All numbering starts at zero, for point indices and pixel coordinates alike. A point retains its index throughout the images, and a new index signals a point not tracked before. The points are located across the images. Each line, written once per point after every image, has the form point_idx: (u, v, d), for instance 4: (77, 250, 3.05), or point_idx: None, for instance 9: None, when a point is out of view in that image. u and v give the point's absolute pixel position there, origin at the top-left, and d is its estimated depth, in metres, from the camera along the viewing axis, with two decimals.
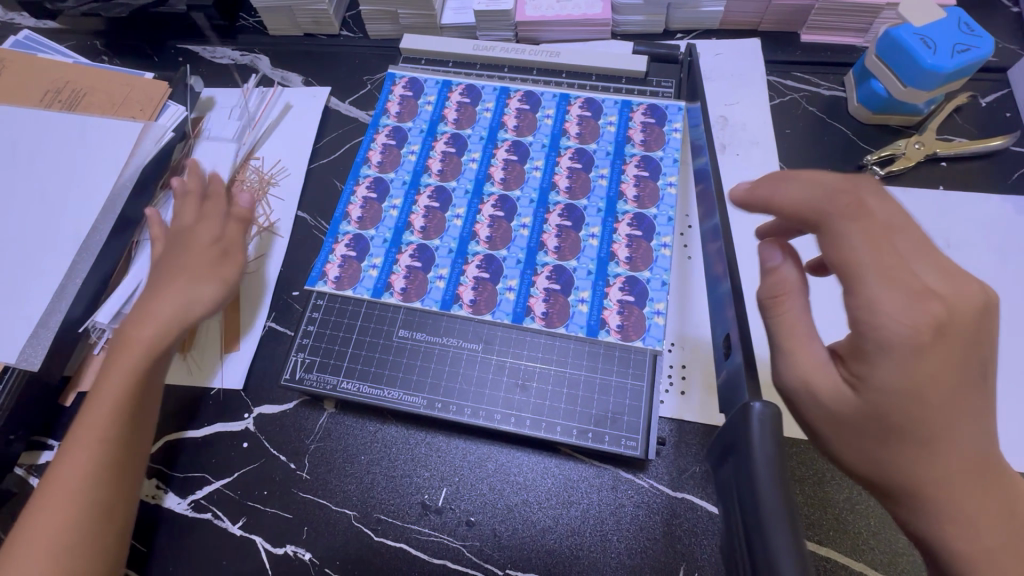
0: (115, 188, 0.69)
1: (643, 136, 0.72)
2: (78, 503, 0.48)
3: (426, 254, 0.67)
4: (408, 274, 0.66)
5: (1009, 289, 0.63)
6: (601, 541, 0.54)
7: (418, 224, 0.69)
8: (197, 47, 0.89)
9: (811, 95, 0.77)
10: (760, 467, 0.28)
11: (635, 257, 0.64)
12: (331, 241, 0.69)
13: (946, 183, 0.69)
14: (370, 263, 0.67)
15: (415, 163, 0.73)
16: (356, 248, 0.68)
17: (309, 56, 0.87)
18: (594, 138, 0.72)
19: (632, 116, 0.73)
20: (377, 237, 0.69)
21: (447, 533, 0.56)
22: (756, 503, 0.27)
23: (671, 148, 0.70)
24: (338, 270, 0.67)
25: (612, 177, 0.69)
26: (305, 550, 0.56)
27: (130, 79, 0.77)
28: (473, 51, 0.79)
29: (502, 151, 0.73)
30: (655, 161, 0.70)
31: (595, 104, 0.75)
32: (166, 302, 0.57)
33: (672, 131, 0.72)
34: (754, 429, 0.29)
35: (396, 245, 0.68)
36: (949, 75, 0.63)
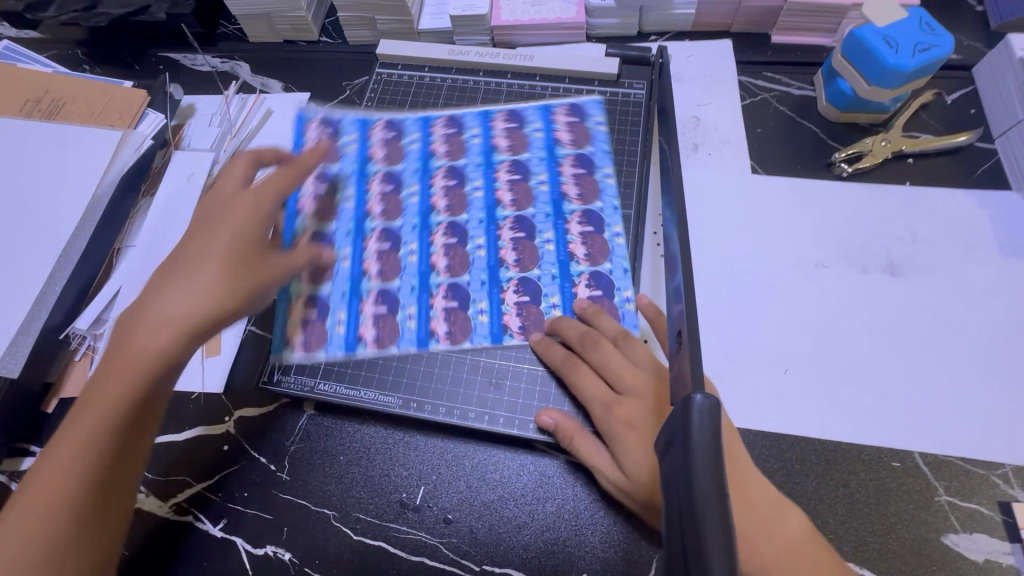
0: (94, 196, 0.70)
1: (570, 134, 0.74)
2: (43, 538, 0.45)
3: (393, 304, 0.66)
4: (378, 324, 0.65)
5: (975, 281, 0.64)
6: (575, 535, 0.55)
7: (374, 269, 0.68)
8: (178, 55, 0.90)
9: (782, 95, 0.78)
10: (698, 462, 0.29)
11: (592, 253, 0.66)
12: (286, 308, 0.66)
13: (913, 178, 0.71)
14: (332, 320, 0.65)
15: (355, 206, 0.72)
16: (317, 309, 0.66)
17: (288, 62, 0.88)
18: (524, 148, 0.74)
19: (554, 118, 0.75)
20: (334, 292, 0.67)
21: (425, 530, 0.57)
22: (691, 494, 0.28)
23: (600, 141, 0.73)
24: (306, 334, 0.65)
25: (554, 181, 0.71)
26: (285, 550, 0.57)
27: (110, 87, 0.78)
28: (449, 56, 0.81)
29: (442, 179, 0.73)
30: (591, 155, 0.73)
31: (516, 114, 0.76)
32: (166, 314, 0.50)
33: (596, 125, 0.75)
34: (694, 423, 0.30)
35: (356, 299, 0.66)
36: (911, 74, 0.65)
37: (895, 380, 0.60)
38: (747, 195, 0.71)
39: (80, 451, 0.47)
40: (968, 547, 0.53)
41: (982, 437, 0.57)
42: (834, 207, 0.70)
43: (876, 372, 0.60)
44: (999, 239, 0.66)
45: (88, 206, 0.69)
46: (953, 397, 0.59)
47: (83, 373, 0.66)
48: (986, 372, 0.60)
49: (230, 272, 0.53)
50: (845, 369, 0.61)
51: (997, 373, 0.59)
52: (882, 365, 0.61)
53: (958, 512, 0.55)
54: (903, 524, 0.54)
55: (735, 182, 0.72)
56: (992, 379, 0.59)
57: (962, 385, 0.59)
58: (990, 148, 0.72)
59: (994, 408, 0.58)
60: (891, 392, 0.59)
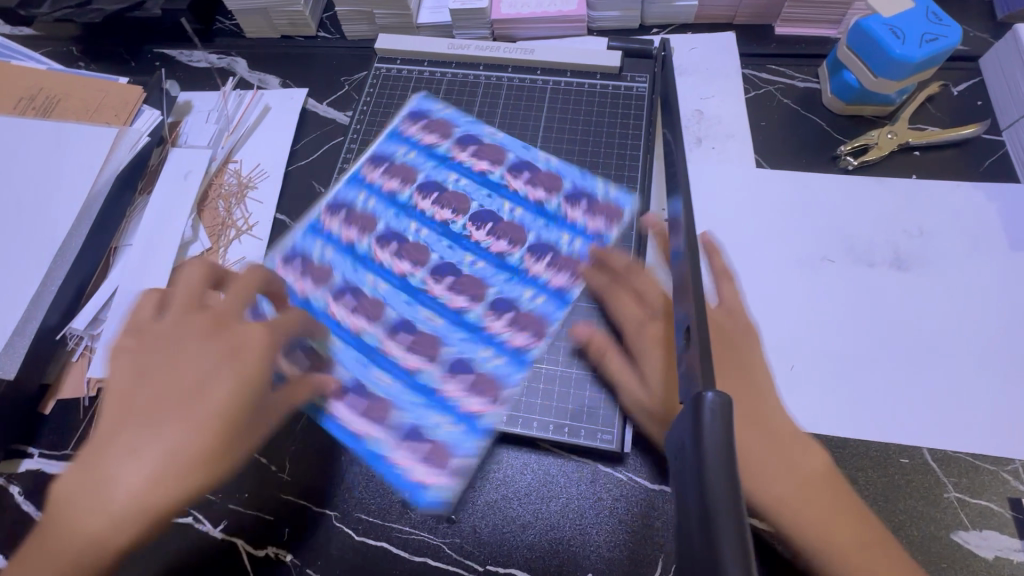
0: (90, 194, 0.69)
1: (433, 134, 0.75)
2: None
3: (468, 366, 0.60)
4: (477, 390, 0.59)
5: (983, 274, 0.63)
6: (580, 534, 0.55)
7: (415, 356, 0.60)
8: (174, 51, 0.89)
9: (786, 87, 0.77)
10: (710, 465, 0.28)
11: (551, 187, 0.69)
12: (365, 450, 0.57)
13: (920, 171, 0.70)
14: (436, 428, 0.57)
15: (336, 338, 0.62)
16: (393, 430, 0.57)
17: (286, 58, 0.87)
18: (412, 172, 0.72)
19: (405, 132, 0.75)
20: (404, 406, 0.58)
21: (428, 531, 0.56)
22: (704, 500, 0.27)
23: (459, 119, 0.76)
24: (415, 454, 0.56)
25: (462, 171, 0.71)
26: (286, 551, 0.56)
27: (105, 84, 0.77)
28: (449, 50, 0.80)
29: (375, 246, 0.67)
30: (465, 135, 0.74)
31: (374, 157, 0.74)
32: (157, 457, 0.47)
33: (444, 113, 0.77)
34: (705, 424, 0.29)
35: (434, 392, 0.58)
36: (918, 65, 0.64)
37: (903, 376, 0.59)
38: (752, 190, 0.70)
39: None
40: (978, 544, 0.52)
41: (991, 432, 0.56)
42: (840, 201, 0.69)
43: (884, 368, 0.60)
44: (1007, 232, 0.65)
45: (83, 205, 0.68)
46: (962, 393, 0.58)
47: (81, 373, 0.66)
48: (995, 367, 0.59)
49: (208, 430, 0.49)
50: (852, 365, 0.60)
51: (1007, 367, 0.59)
52: (890, 360, 0.60)
53: (967, 508, 0.54)
54: (912, 522, 0.54)
55: (739, 175, 0.71)
56: (1001, 374, 0.58)
57: (972, 380, 0.58)
58: (997, 140, 0.71)
59: (1004, 404, 0.57)
60: (899, 388, 0.59)
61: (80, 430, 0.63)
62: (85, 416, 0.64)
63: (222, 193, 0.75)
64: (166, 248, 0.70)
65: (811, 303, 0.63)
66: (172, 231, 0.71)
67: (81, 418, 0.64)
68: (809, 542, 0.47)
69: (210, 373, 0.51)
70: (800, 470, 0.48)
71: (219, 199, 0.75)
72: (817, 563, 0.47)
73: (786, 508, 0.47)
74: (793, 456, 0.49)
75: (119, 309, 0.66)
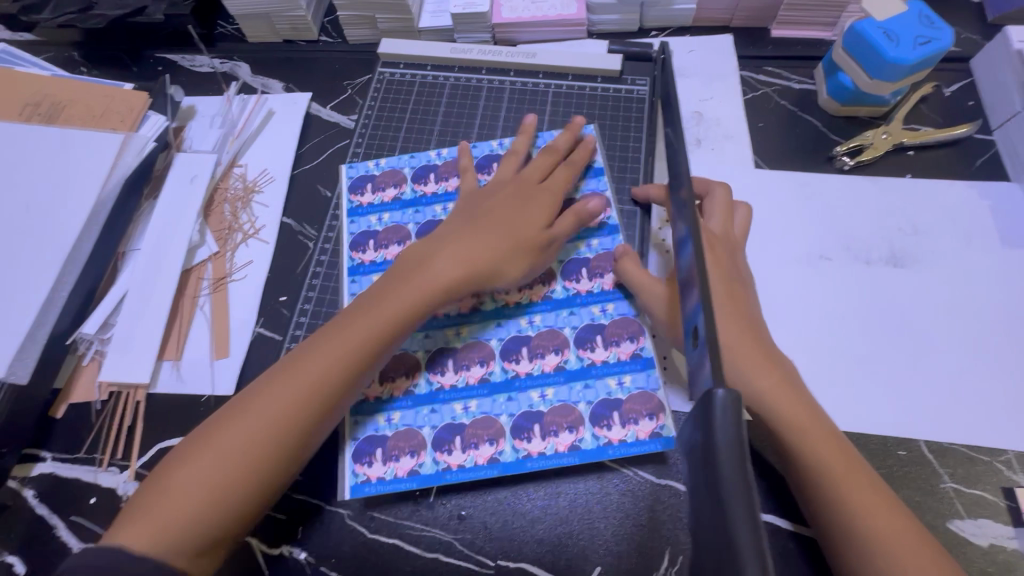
0: (99, 199, 0.69)
1: (386, 187, 0.73)
2: (256, 460, 0.50)
3: (597, 328, 0.63)
4: (615, 341, 0.62)
5: (974, 270, 0.65)
6: (588, 528, 0.56)
7: (549, 357, 0.62)
8: (176, 56, 0.89)
9: (783, 89, 0.79)
10: (725, 460, 0.29)
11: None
12: (543, 463, 0.58)
13: (914, 170, 0.72)
14: (620, 387, 0.60)
15: (455, 403, 0.61)
16: (556, 429, 0.59)
17: (289, 62, 0.88)
18: (397, 226, 0.71)
19: (363, 203, 0.73)
20: (551, 395, 0.61)
21: (439, 527, 0.57)
22: (721, 494, 0.28)
23: (400, 158, 0.75)
24: (614, 425, 0.59)
25: (444, 199, 0.72)
26: (300, 550, 0.57)
27: (110, 89, 0.77)
28: (451, 54, 0.81)
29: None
30: (416, 170, 0.74)
31: (356, 240, 0.71)
32: (454, 266, 0.59)
33: (381, 165, 0.75)
34: (718, 421, 0.30)
35: (589, 369, 0.61)
36: (912, 67, 0.65)
37: (899, 370, 0.61)
38: (750, 190, 0.72)
39: (328, 370, 0.54)
40: (973, 532, 0.54)
41: (984, 424, 0.58)
42: (836, 200, 0.70)
43: (880, 363, 0.61)
44: (999, 229, 0.67)
45: (91, 210, 0.69)
46: (957, 385, 0.60)
47: (92, 377, 0.67)
48: (989, 360, 0.61)
49: (505, 240, 0.61)
50: (849, 360, 0.62)
51: (999, 360, 0.60)
52: (886, 355, 0.62)
53: (962, 498, 0.56)
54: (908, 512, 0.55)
55: (738, 176, 0.73)
56: (994, 367, 0.60)
57: (966, 372, 0.60)
58: (989, 139, 0.73)
59: (997, 396, 0.59)
60: (895, 381, 0.60)
61: (92, 433, 0.64)
62: (97, 419, 0.65)
63: (229, 197, 0.76)
64: (174, 252, 0.70)
65: (811, 299, 0.65)
66: (179, 234, 0.72)
67: (93, 422, 0.65)
68: (789, 431, 0.49)
69: (506, 214, 0.63)
70: (782, 370, 0.51)
71: (225, 203, 0.76)
72: (797, 452, 0.49)
73: (774, 401, 0.50)
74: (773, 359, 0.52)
75: (129, 313, 0.67)
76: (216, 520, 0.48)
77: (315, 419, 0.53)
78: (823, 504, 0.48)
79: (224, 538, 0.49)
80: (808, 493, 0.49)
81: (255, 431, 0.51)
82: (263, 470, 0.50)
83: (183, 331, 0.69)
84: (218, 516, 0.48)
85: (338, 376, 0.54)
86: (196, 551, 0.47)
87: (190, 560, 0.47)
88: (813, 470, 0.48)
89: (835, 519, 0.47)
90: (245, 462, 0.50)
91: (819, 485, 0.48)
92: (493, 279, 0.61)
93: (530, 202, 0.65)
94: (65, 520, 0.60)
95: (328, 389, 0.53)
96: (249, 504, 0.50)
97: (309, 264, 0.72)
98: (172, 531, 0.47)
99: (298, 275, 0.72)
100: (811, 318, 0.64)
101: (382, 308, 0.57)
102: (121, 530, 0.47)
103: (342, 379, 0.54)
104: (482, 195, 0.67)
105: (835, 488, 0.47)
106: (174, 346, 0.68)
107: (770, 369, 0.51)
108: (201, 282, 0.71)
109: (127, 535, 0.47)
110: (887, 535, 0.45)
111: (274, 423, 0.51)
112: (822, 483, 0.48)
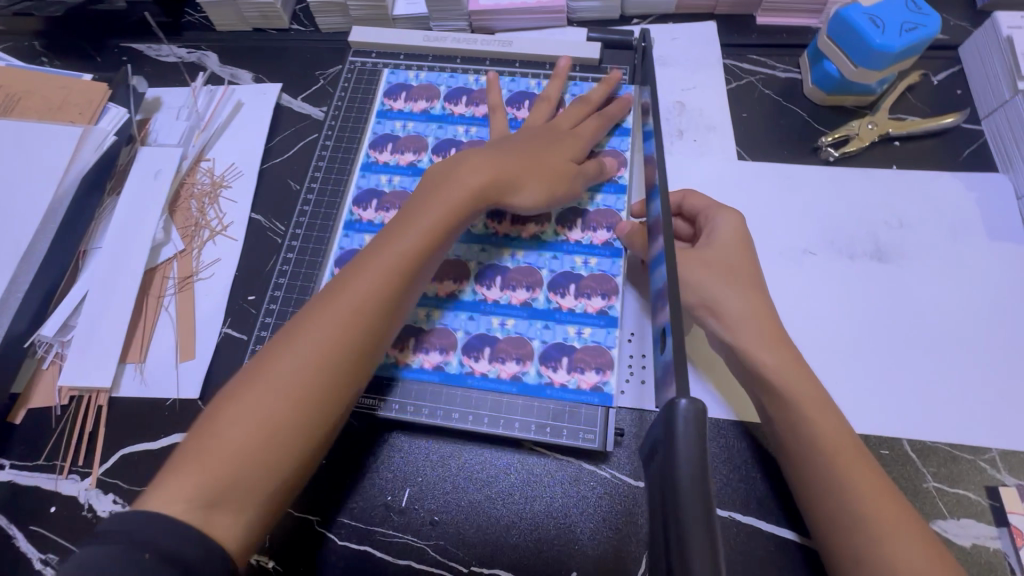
0: (56, 196, 0.66)
1: (419, 100, 0.74)
2: (307, 390, 0.46)
3: (574, 277, 0.62)
4: (587, 294, 0.61)
5: (961, 264, 0.64)
6: (564, 533, 0.55)
7: (519, 291, 0.61)
8: (141, 45, 0.86)
9: (768, 78, 0.76)
10: (684, 479, 0.27)
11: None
12: (481, 384, 0.58)
13: (900, 161, 0.70)
14: (578, 337, 0.59)
15: (421, 309, 0.61)
16: (505, 356, 0.59)
17: (259, 52, 0.84)
18: (417, 138, 0.72)
19: (393, 109, 0.74)
20: (513, 324, 0.60)
21: (412, 533, 0.55)
22: (676, 516, 0.26)
23: (440, 79, 0.75)
24: (561, 369, 0.58)
25: (469, 123, 0.72)
26: (267, 558, 0.55)
27: (68, 81, 0.74)
28: (424, 43, 0.78)
29: (362, 211, 0.68)
30: (451, 91, 0.74)
31: (376, 140, 0.72)
32: (484, 187, 0.57)
33: (420, 79, 0.76)
34: (679, 433, 0.28)
35: (554, 312, 0.60)
36: (898, 55, 0.63)
37: (883, 367, 0.59)
38: (733, 183, 0.70)
39: (368, 297, 0.50)
40: (956, 532, 0.53)
41: (969, 422, 0.57)
42: (821, 193, 0.68)
43: (864, 360, 0.60)
44: (986, 222, 0.65)
45: (48, 208, 0.66)
46: (942, 382, 0.58)
47: (52, 381, 0.64)
48: (974, 355, 0.59)
49: (526, 158, 0.60)
50: (832, 358, 0.60)
51: (985, 356, 0.59)
52: (870, 351, 0.60)
53: (945, 497, 0.54)
54: None
55: (722, 167, 0.71)
56: (979, 363, 0.59)
57: (950, 368, 0.59)
58: (976, 129, 0.71)
59: (981, 394, 0.58)
60: (879, 378, 0.59)
61: (53, 440, 0.62)
62: (57, 425, 0.63)
63: (195, 193, 0.74)
64: (136, 250, 0.67)
65: (795, 294, 0.63)
66: (141, 231, 0.69)
67: (53, 429, 0.62)
68: (797, 417, 0.50)
69: (524, 141, 0.62)
70: (795, 359, 0.52)
71: (191, 198, 0.73)
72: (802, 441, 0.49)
73: (782, 379, 0.51)
74: (788, 347, 0.53)
75: (88, 315, 0.64)
76: (273, 456, 0.44)
77: (367, 341, 0.49)
78: (821, 490, 0.48)
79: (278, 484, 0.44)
80: (805, 480, 0.49)
81: (302, 362, 0.46)
82: (317, 397, 0.46)
83: (147, 332, 0.66)
84: (273, 454, 0.44)
85: (383, 296, 0.50)
86: (250, 499, 0.43)
87: (237, 516, 0.42)
88: (815, 456, 0.48)
89: (831, 506, 0.47)
90: (291, 400, 0.45)
91: (819, 471, 0.48)
92: (522, 193, 0.59)
93: (545, 134, 0.64)
94: (24, 530, 0.58)
95: (376, 310, 0.50)
96: (298, 444, 0.45)
97: (275, 264, 0.69)
98: (221, 481, 0.42)
99: (267, 275, 0.69)
100: (795, 314, 0.62)
101: (415, 227, 0.54)
102: (160, 487, 0.42)
103: (388, 300, 0.50)
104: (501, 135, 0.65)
105: (835, 473, 0.47)
106: (138, 348, 0.65)
107: (775, 349, 0.52)
108: (166, 282, 0.69)
109: (167, 491, 0.41)
110: (880, 522, 0.45)
111: (322, 349, 0.47)
112: (823, 467, 0.48)
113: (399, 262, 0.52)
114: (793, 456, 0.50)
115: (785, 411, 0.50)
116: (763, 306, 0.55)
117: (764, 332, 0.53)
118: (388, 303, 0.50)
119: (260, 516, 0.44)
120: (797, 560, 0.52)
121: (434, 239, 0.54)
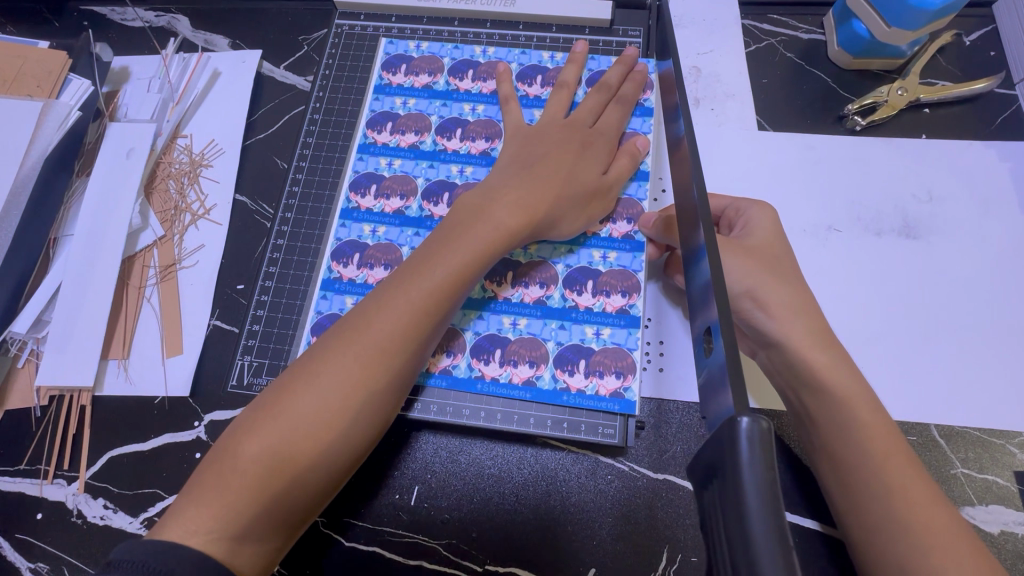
0: (16, 179, 0.60)
1: (423, 74, 0.68)
2: (328, 430, 0.42)
3: (591, 273, 0.58)
4: (605, 292, 0.57)
5: (994, 241, 0.60)
6: (583, 529, 0.52)
7: (532, 288, 0.58)
8: (104, 9, 0.78)
9: (789, 40, 0.71)
10: (761, 546, 0.23)
11: (493, 134, 0.64)
12: (492, 389, 0.55)
13: (930, 131, 0.66)
14: (596, 337, 0.56)
15: None
16: (517, 360, 0.56)
17: (236, 14, 0.77)
18: (422, 116, 0.66)
19: (392, 84, 0.68)
20: (529, 327, 0.57)
21: (423, 532, 0.53)
22: (748, 552, 0.23)
23: (444, 50, 0.69)
24: (578, 373, 0.55)
25: (476, 100, 0.66)
26: None
27: (22, 49, 0.67)
28: (419, 3, 0.71)
29: (360, 198, 0.63)
30: (455, 63, 0.68)
31: (374, 119, 0.66)
32: (510, 199, 0.52)
33: (419, 48, 0.69)
34: (747, 489, 0.24)
35: (569, 311, 0.57)
36: (936, 12, 0.58)
37: (912, 349, 0.57)
38: (754, 156, 0.65)
39: (396, 334, 0.45)
40: (984, 519, 0.51)
41: (1000, 405, 0.54)
42: (847, 165, 0.64)
43: (893, 342, 0.57)
44: (1019, 195, 0.62)
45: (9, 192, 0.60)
46: (972, 364, 0.56)
47: (28, 381, 0.60)
48: (1006, 336, 0.57)
49: (562, 170, 0.55)
50: (859, 341, 0.57)
51: (1015, 336, 0.57)
52: (899, 333, 0.57)
53: (973, 483, 0.53)
54: None
55: (742, 139, 0.66)
56: (1010, 343, 0.56)
57: (980, 350, 0.56)
58: (1009, 94, 0.67)
59: (1012, 375, 0.55)
60: (908, 362, 0.56)
61: (34, 443, 0.58)
62: (38, 427, 0.58)
63: (172, 172, 0.68)
64: (111, 238, 0.62)
65: (823, 274, 0.60)
66: (111, 217, 0.63)
67: (33, 431, 0.58)
68: (835, 412, 0.47)
69: (562, 148, 0.56)
70: (836, 350, 0.49)
71: (168, 178, 0.67)
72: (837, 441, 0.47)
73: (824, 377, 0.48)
74: (826, 336, 0.50)
75: (63, 308, 0.59)
76: (287, 498, 0.41)
77: (393, 379, 0.45)
78: (861, 483, 0.45)
79: (290, 526, 0.42)
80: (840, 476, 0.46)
81: (325, 397, 0.42)
82: (337, 439, 0.42)
83: (129, 327, 0.61)
84: (286, 496, 0.41)
85: (412, 330, 0.46)
86: (260, 539, 0.40)
87: (255, 550, 0.40)
88: (855, 451, 0.46)
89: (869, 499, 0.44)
90: (310, 444, 0.41)
91: (857, 464, 0.45)
92: (557, 207, 0.53)
93: (582, 136, 0.58)
94: (10, 538, 0.55)
95: (403, 344, 0.45)
96: (313, 491, 0.42)
97: (263, 251, 0.64)
98: (232, 521, 0.39)
99: (255, 261, 0.64)
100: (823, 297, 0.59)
101: (451, 248, 0.48)
102: (176, 516, 0.39)
103: (417, 334, 0.46)
104: (532, 131, 0.59)
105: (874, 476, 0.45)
106: (120, 344, 0.61)
107: (814, 342, 0.49)
108: (147, 271, 0.64)
109: (183, 524, 0.39)
110: (921, 513, 0.43)
111: (347, 385, 0.43)
112: (863, 459, 0.45)
113: (430, 287, 0.47)
114: (832, 451, 0.47)
115: (822, 403, 0.48)
116: (791, 291, 0.51)
117: (799, 321, 0.50)
118: (417, 337, 0.46)
119: (270, 558, 0.41)
120: (825, 552, 0.50)
121: (466, 264, 0.48)
